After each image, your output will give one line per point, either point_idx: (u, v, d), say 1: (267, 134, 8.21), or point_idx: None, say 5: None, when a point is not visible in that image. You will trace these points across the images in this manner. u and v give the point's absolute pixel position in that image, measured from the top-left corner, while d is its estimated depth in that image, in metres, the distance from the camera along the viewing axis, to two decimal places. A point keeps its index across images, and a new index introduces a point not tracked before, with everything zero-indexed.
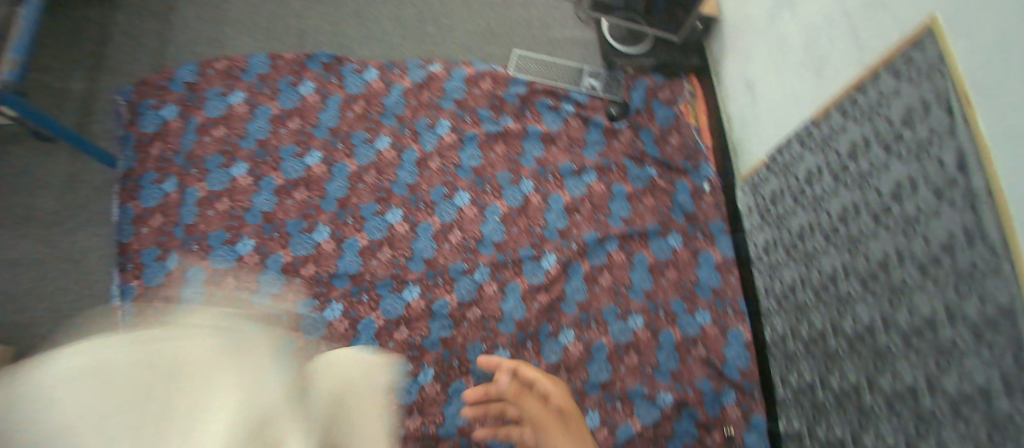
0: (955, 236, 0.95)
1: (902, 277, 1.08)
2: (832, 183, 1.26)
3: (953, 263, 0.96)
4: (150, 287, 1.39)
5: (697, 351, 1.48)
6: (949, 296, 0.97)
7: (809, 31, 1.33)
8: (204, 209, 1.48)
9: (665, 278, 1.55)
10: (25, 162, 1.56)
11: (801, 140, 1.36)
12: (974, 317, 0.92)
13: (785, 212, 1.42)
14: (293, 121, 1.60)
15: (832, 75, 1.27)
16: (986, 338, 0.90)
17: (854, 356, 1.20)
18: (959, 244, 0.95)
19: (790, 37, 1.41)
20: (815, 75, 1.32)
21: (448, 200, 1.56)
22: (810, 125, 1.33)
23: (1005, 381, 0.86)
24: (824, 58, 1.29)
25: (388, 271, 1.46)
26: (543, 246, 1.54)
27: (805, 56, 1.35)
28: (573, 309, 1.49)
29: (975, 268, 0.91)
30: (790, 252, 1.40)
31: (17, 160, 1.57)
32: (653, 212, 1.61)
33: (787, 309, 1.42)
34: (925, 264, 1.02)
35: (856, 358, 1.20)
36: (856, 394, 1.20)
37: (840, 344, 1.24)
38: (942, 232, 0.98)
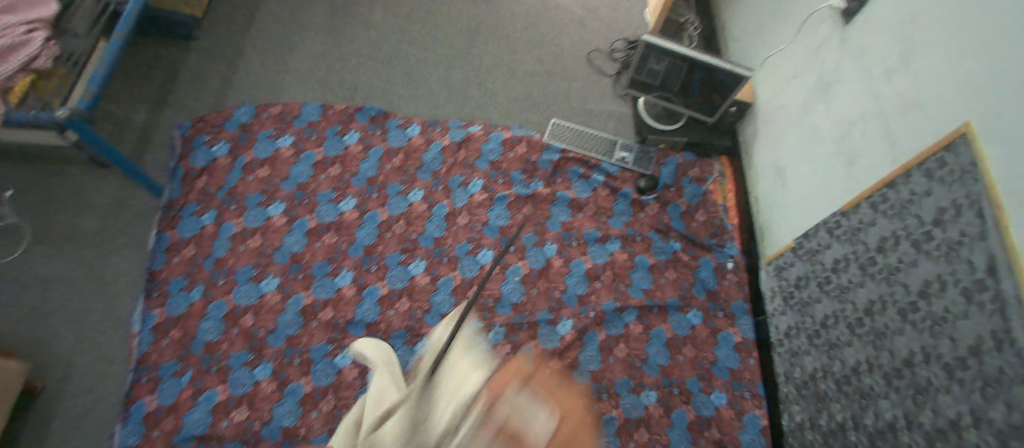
0: (983, 339, 0.95)
1: (928, 376, 1.06)
2: (859, 274, 1.24)
3: (981, 368, 0.96)
4: (173, 317, 1.45)
5: (710, 434, 1.44)
6: (975, 399, 0.96)
7: (843, 123, 1.36)
8: (237, 244, 1.56)
9: (683, 354, 1.52)
10: (71, 182, 1.61)
11: (829, 228, 1.35)
12: (999, 424, 0.92)
13: (810, 299, 1.39)
14: (334, 168, 1.69)
15: (862, 169, 1.27)
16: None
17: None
18: (987, 349, 0.95)
19: (822, 127, 1.43)
20: (846, 167, 1.33)
21: (472, 256, 1.60)
22: (837, 213, 1.32)
23: None
24: (857, 149, 1.30)
25: (404, 323, 1.49)
26: (560, 311, 1.55)
27: (836, 147, 1.37)
28: (585, 378, 1.47)
29: (1003, 374, 0.92)
30: (813, 340, 1.37)
31: (65, 178, 1.61)
32: (674, 286, 1.61)
33: (807, 397, 1.37)
34: (951, 365, 1.01)
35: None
36: None
37: (861, 439, 1.19)
38: (970, 334, 0.98)
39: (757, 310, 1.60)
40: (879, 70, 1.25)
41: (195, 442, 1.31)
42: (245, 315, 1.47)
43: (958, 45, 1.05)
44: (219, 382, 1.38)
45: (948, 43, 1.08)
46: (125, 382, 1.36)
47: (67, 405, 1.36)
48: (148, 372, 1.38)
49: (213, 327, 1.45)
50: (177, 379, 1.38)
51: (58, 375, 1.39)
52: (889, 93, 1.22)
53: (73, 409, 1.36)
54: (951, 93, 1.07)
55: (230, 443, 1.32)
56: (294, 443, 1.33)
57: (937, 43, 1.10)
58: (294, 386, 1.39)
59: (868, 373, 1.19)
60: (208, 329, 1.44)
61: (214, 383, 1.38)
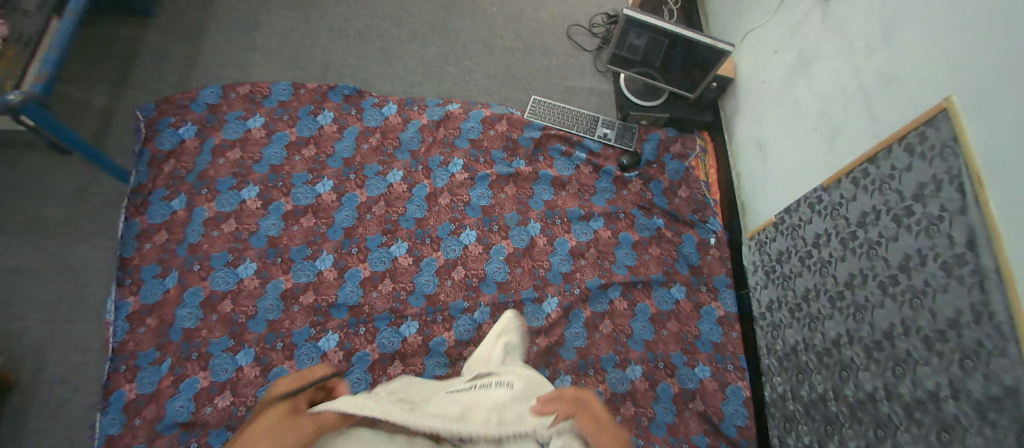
0: (962, 312, 0.96)
1: (907, 348, 1.07)
2: (839, 248, 1.24)
3: (959, 341, 0.97)
4: (148, 304, 1.41)
5: (694, 406, 1.43)
6: (953, 371, 0.98)
7: (824, 99, 1.34)
8: (210, 229, 1.51)
9: (667, 328, 1.51)
10: (31, 170, 1.54)
11: (811, 203, 1.34)
12: (977, 394, 0.94)
13: (791, 273, 1.39)
14: (309, 148, 1.64)
15: (844, 146, 1.26)
16: (988, 417, 0.92)
17: (856, 424, 1.17)
18: (965, 322, 0.96)
19: (804, 102, 1.41)
20: (827, 142, 1.31)
21: (454, 236, 1.57)
22: (819, 189, 1.31)
23: None
24: (838, 125, 1.29)
25: (387, 305, 1.47)
26: (545, 288, 1.53)
27: (818, 123, 1.35)
28: (571, 355, 1.45)
29: (981, 346, 0.93)
30: (794, 313, 1.37)
31: (24, 165, 1.54)
32: (658, 262, 1.60)
33: (788, 369, 1.37)
34: (931, 338, 1.02)
35: (857, 425, 1.16)
36: None
37: (841, 410, 1.20)
38: (948, 308, 0.98)
39: (739, 283, 1.59)
40: (860, 44, 1.22)
41: (179, 430, 1.29)
42: (223, 301, 1.43)
43: (940, 18, 1.03)
44: (200, 369, 1.36)
45: (929, 16, 1.05)
46: (104, 370, 1.33)
47: (44, 397, 1.33)
48: (126, 361, 1.35)
49: (191, 313, 1.41)
50: (157, 367, 1.35)
51: (31, 369, 1.35)
52: (870, 68, 1.19)
53: (48, 403, 1.32)
54: (932, 67, 1.05)
55: (214, 431, 1.30)
56: None
57: (917, 16, 1.08)
58: (277, 371, 1.37)
59: (848, 346, 1.20)
60: (185, 315, 1.41)
61: (195, 370, 1.35)
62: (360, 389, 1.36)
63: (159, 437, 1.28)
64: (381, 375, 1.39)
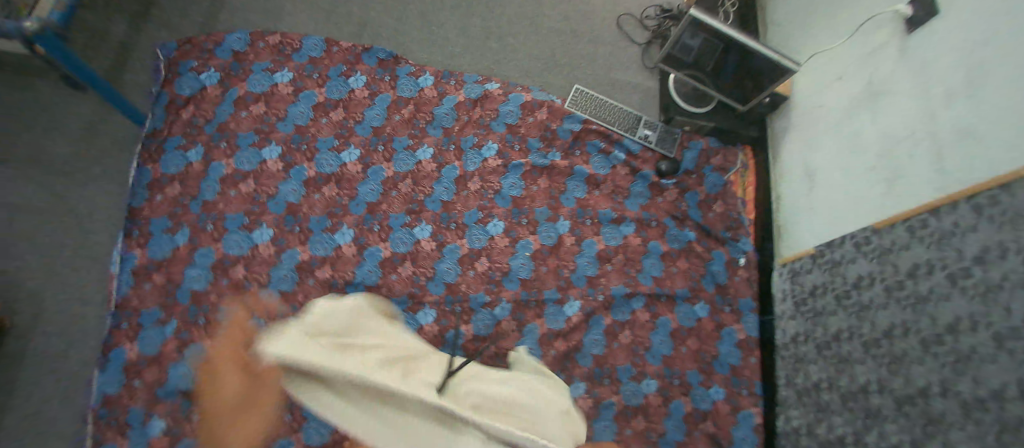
0: (1009, 387, 0.94)
1: (941, 410, 1.07)
2: (882, 295, 1.21)
3: (1001, 414, 0.96)
4: (155, 260, 1.35)
5: (704, 426, 1.45)
6: (989, 442, 0.97)
7: (888, 137, 1.28)
8: (227, 188, 1.43)
9: (685, 346, 1.51)
10: (38, 100, 1.43)
11: (856, 242, 1.30)
12: None
13: (823, 309, 1.37)
14: (337, 112, 1.55)
15: (902, 191, 1.21)
16: None
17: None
18: (1010, 396, 0.94)
19: (864, 137, 1.35)
20: (885, 184, 1.27)
21: (481, 225, 1.51)
22: (868, 229, 1.27)
23: None
24: (901, 167, 1.23)
25: (406, 289, 1.42)
26: (568, 291, 1.50)
27: (877, 162, 1.30)
28: (588, 362, 1.46)
29: None
30: (821, 351, 1.36)
31: (32, 94, 1.43)
32: (684, 276, 1.57)
33: (806, 403, 1.39)
34: (970, 404, 1.01)
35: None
36: None
37: None
38: (994, 380, 0.97)
39: (763, 309, 1.57)
40: (939, 88, 1.16)
41: (181, 398, 1.25)
42: (235, 266, 1.37)
43: None
44: (206, 337, 1.30)
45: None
46: (105, 327, 1.28)
47: (41, 347, 1.27)
48: (128, 318, 1.30)
49: (200, 275, 1.35)
50: (161, 328, 1.30)
51: (30, 314, 1.28)
52: (947, 117, 1.13)
53: (47, 352, 1.27)
54: (1021, 131, 0.99)
55: None
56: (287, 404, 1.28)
57: (1011, 73, 1.01)
58: None
59: (877, 395, 1.20)
60: (194, 277, 1.34)
61: (199, 337, 1.30)
62: None
63: (159, 403, 1.24)
64: None
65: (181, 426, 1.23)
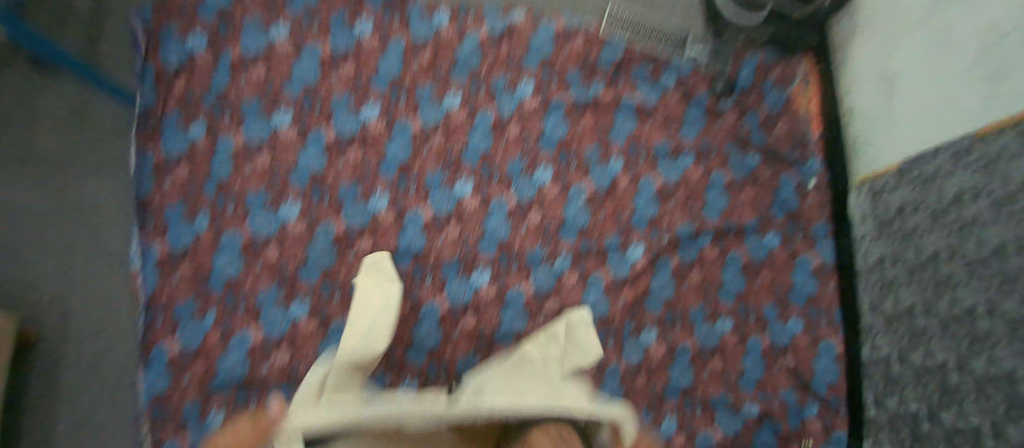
0: None
1: None
2: (991, 208, 0.97)
3: None
4: (177, 250, 1.22)
5: (784, 361, 1.35)
6: None
7: (978, 33, 1.03)
8: (241, 163, 1.28)
9: (759, 279, 1.39)
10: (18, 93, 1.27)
11: (955, 152, 1.06)
12: None
13: (916, 229, 1.16)
14: (347, 65, 1.35)
15: (997, 99, 0.99)
16: None
17: (982, 400, 0.99)
18: None
19: (950, 35, 1.10)
20: (977, 91, 1.04)
21: (527, 176, 1.36)
22: (969, 138, 1.03)
23: None
24: (993, 67, 1.00)
25: (455, 252, 1.30)
26: (630, 235, 1.37)
27: (968, 63, 1.06)
28: (657, 307, 1.34)
29: None
30: (914, 274, 1.17)
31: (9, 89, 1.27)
32: (752, 206, 1.42)
33: (897, 330, 1.21)
34: None
35: (983, 400, 0.98)
36: (975, 439, 1.00)
37: (966, 382, 1.02)
38: None
39: (839, 231, 1.40)
40: None
41: (234, 389, 1.16)
42: (267, 247, 1.24)
43: None
44: (250, 323, 1.20)
45: None
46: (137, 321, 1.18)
47: (75, 354, 1.18)
48: (161, 313, 1.20)
49: (230, 260, 1.22)
50: (200, 320, 1.20)
51: (57, 323, 1.19)
52: None
53: (81, 360, 1.18)
54: None
55: (275, 388, 1.17)
56: None
57: None
58: (337, 326, 1.22)
59: (986, 317, 0.99)
60: (224, 263, 1.22)
61: (245, 323, 1.20)
62: (432, 344, 1.25)
63: (212, 397, 1.16)
64: (453, 328, 1.27)
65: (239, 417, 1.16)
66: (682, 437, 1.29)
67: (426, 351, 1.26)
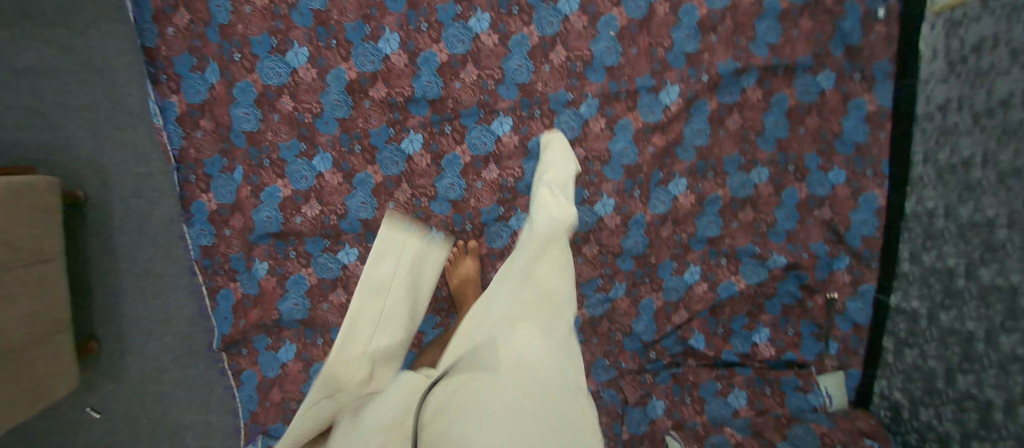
0: None
1: None
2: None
3: None
4: (195, 104, 1.20)
5: (821, 213, 1.29)
6: None
7: None
8: (238, 5, 1.18)
9: (805, 126, 1.27)
10: None
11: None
12: None
13: (991, 68, 1.02)
14: None
15: None
16: None
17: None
18: None
19: None
20: None
21: (550, 5, 1.21)
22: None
23: None
24: None
25: (475, 98, 1.22)
26: (664, 75, 1.24)
27: None
28: (690, 156, 1.27)
29: None
30: (979, 120, 1.04)
31: None
32: (808, 41, 1.24)
33: (949, 183, 1.11)
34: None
35: None
36: (1009, 295, 0.97)
37: (1012, 237, 0.97)
38: None
39: (903, 73, 1.22)
40: None
41: (273, 239, 1.24)
42: (281, 98, 1.21)
43: None
44: (278, 177, 1.22)
45: None
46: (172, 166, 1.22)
47: (121, 209, 1.26)
48: (194, 171, 1.22)
49: (248, 114, 1.20)
50: (230, 175, 1.22)
51: (97, 182, 1.24)
52: None
53: (129, 214, 1.26)
54: None
55: (311, 238, 1.24)
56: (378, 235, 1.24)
57: None
58: (362, 177, 1.23)
59: None
60: (242, 116, 1.20)
61: (272, 177, 1.22)
62: (456, 195, 1.24)
63: (255, 246, 1.24)
64: (476, 179, 1.24)
65: (283, 264, 1.24)
66: (704, 285, 1.29)
67: (449, 202, 1.24)
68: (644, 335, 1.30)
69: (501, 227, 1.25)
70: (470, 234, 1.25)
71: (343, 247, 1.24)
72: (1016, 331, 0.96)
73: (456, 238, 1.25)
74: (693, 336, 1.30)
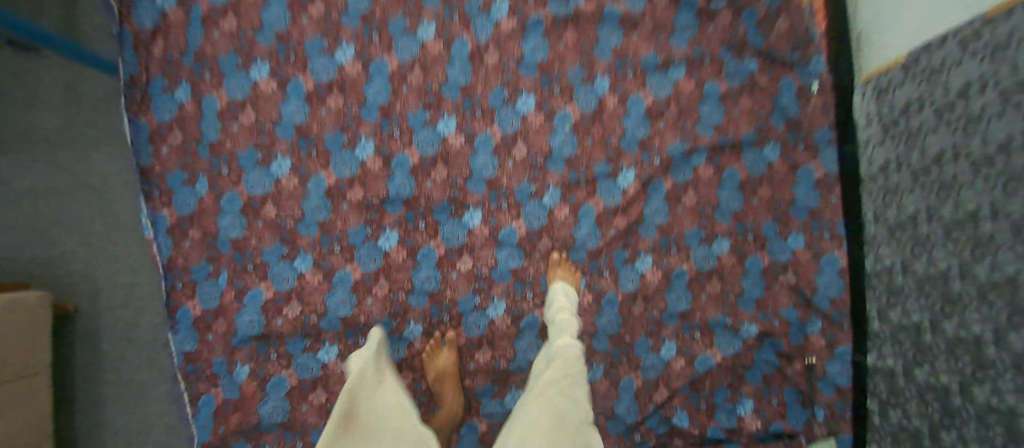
0: (982, 208, 0.96)
1: (992, 231, 0.95)
2: (998, 101, 0.93)
3: (975, 232, 0.98)
4: (185, 216, 1.29)
5: (785, 278, 1.35)
6: (964, 256, 1.01)
7: None
8: (228, 123, 1.30)
9: (758, 196, 1.36)
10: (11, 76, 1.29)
11: (963, 39, 0.99)
12: (981, 279, 0.97)
13: (920, 128, 1.09)
14: (315, 5, 1.31)
15: None
16: (988, 298, 0.96)
17: (983, 307, 0.97)
18: (984, 216, 0.96)
19: None
20: None
21: (510, 106, 1.33)
22: (978, 21, 0.96)
23: (998, 334, 0.95)
24: None
25: (445, 194, 1.31)
26: (620, 161, 1.34)
27: None
28: (652, 233, 1.34)
29: (993, 238, 0.95)
30: (917, 178, 1.10)
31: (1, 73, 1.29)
32: (750, 117, 1.36)
33: (900, 239, 1.15)
34: (983, 237, 0.97)
35: (984, 308, 0.97)
36: (975, 346, 0.99)
37: (967, 291, 1.00)
38: (970, 203, 0.99)
39: (844, 139, 1.31)
40: None
41: (256, 342, 1.27)
42: (265, 206, 1.29)
43: None
44: (261, 279, 1.28)
45: None
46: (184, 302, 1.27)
47: (109, 319, 1.30)
48: (181, 278, 1.28)
49: (234, 222, 1.29)
50: (215, 280, 1.28)
51: (88, 296, 1.29)
52: None
53: (116, 326, 1.30)
54: None
55: (292, 338, 1.28)
56: (357, 331, 1.29)
57: None
58: (342, 274, 1.29)
59: (990, 220, 0.95)
60: (229, 225, 1.29)
61: (255, 281, 1.28)
62: (432, 287, 1.30)
63: (237, 350, 1.27)
64: (451, 269, 1.31)
65: (264, 366, 1.27)
66: (681, 361, 1.32)
67: (426, 294, 1.30)
68: (626, 417, 1.31)
69: (478, 317, 1.30)
70: (448, 325, 1.31)
71: (323, 345, 1.28)
72: (987, 380, 0.97)
73: (434, 329, 1.30)
74: (676, 414, 1.32)
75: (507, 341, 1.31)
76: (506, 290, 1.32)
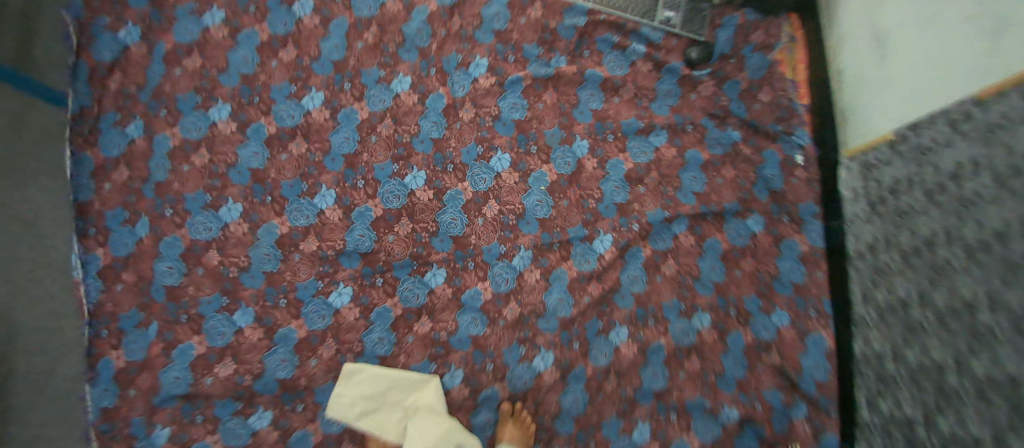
0: (978, 296, 0.89)
1: (988, 322, 0.87)
2: (992, 184, 0.87)
3: (971, 322, 0.91)
4: (120, 258, 1.19)
5: (769, 358, 1.23)
6: (959, 347, 0.93)
7: None
8: (178, 164, 1.22)
9: (741, 268, 1.27)
10: None
11: (952, 120, 0.95)
12: (979, 374, 0.89)
13: (911, 208, 1.05)
14: (287, 50, 1.28)
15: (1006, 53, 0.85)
16: (987, 396, 0.87)
17: (982, 406, 0.88)
18: (980, 306, 0.89)
19: None
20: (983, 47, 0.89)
21: (483, 163, 1.27)
22: (969, 101, 0.92)
23: (996, 438, 0.85)
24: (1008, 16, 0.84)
25: (408, 251, 1.22)
26: (596, 224, 1.27)
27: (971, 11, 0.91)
28: (628, 303, 1.25)
29: (990, 330, 0.87)
30: (908, 260, 1.05)
31: None
32: (732, 187, 1.31)
33: (890, 324, 1.08)
34: (979, 326, 0.89)
35: (983, 406, 0.88)
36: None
37: (964, 386, 0.91)
38: (964, 290, 0.92)
39: (828, 213, 1.26)
40: None
41: (179, 402, 1.14)
42: (207, 252, 1.19)
43: None
44: (193, 333, 1.16)
45: None
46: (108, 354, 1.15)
47: None
48: (106, 326, 1.17)
49: (172, 267, 1.18)
50: (143, 331, 1.16)
51: None
52: None
53: None
54: None
55: (220, 401, 1.14)
56: (295, 395, 1.16)
57: None
58: (285, 332, 1.18)
59: (986, 311, 0.88)
60: (165, 271, 1.18)
61: (185, 335, 1.16)
62: (384, 351, 1.18)
63: (158, 410, 1.13)
64: (407, 333, 1.20)
65: (186, 430, 1.13)
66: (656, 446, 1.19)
67: (377, 359, 1.18)
68: None
69: None
70: None
71: (255, 410, 1.14)
72: None
73: None
74: None
75: (463, 414, 1.19)
76: (465, 359, 1.20)
